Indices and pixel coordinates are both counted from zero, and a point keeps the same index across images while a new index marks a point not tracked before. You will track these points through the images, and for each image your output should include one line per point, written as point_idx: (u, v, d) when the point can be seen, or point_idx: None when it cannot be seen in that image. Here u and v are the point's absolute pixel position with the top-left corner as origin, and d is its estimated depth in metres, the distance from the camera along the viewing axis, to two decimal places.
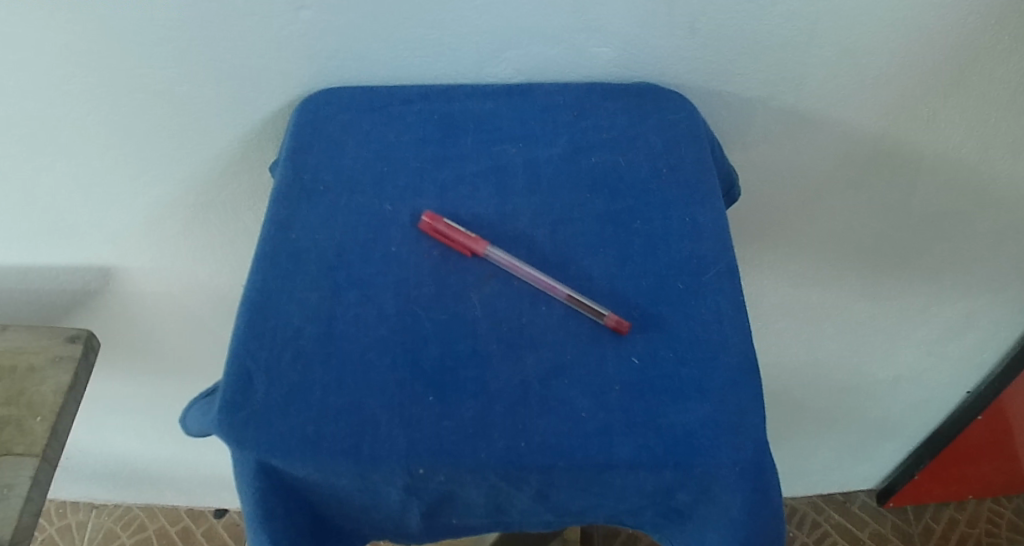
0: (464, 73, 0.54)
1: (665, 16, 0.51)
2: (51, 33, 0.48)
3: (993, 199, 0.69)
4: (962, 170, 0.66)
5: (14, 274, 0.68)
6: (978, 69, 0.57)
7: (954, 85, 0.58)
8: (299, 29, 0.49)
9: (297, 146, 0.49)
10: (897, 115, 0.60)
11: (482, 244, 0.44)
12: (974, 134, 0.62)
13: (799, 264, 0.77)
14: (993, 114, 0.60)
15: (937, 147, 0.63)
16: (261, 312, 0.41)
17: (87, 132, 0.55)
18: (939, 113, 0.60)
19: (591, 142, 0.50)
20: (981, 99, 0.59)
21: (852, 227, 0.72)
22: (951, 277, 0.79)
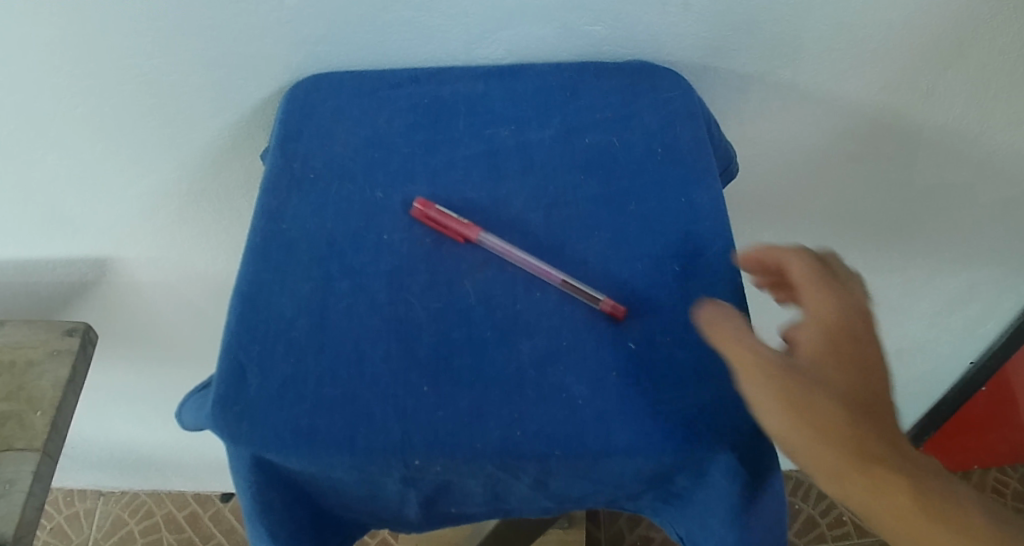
0: (454, 55, 0.53)
1: None
2: (35, 26, 0.47)
3: (995, 169, 0.68)
4: (962, 142, 0.65)
5: (12, 268, 0.68)
6: (978, 40, 0.56)
7: (954, 57, 0.57)
8: (285, 16, 0.49)
9: (287, 134, 0.48)
10: (895, 87, 0.60)
11: (478, 230, 0.44)
12: (974, 106, 0.61)
13: (798, 240, 0.76)
14: (994, 85, 0.59)
15: (936, 119, 0.62)
16: (253, 305, 0.41)
17: (75, 125, 0.55)
18: (941, 84, 0.59)
19: (585, 122, 0.50)
20: (981, 70, 0.58)
21: (852, 200, 0.72)
22: (953, 250, 0.78)
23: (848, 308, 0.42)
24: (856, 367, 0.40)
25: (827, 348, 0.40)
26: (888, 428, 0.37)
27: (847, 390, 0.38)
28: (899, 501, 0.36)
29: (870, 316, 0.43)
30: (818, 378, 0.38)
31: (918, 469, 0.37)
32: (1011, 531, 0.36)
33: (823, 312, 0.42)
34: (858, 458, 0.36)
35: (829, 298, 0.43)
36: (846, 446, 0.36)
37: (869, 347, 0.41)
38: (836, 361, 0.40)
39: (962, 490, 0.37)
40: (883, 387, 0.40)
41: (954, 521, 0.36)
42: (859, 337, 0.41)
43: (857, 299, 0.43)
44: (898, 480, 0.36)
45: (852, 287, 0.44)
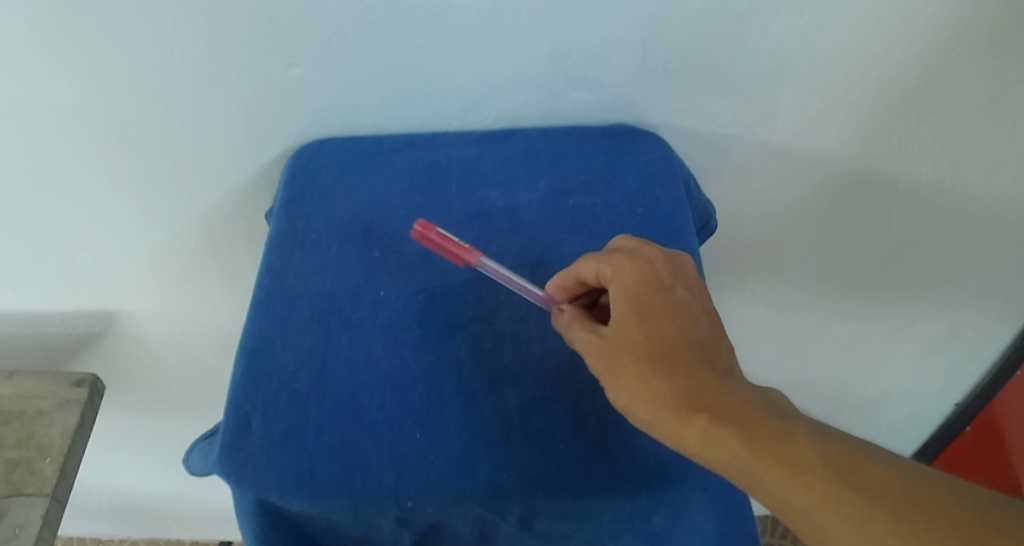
0: (449, 121, 0.57)
1: (635, 59, 0.55)
2: (56, 92, 0.51)
3: (970, 217, 0.71)
4: (937, 193, 0.69)
5: (19, 321, 0.70)
6: (949, 95, 0.60)
7: (927, 111, 0.61)
8: (291, 85, 0.53)
9: (291, 196, 0.52)
10: (869, 143, 0.64)
11: (476, 255, 0.47)
12: (947, 157, 0.65)
13: (780, 289, 0.80)
14: (952, 145, 0.64)
15: (911, 171, 0.66)
16: (257, 358, 0.43)
17: (90, 184, 0.58)
18: (904, 143, 0.64)
19: (570, 184, 0.53)
20: (954, 123, 0.62)
21: (833, 250, 0.75)
22: (931, 296, 0.82)
23: (655, 258, 0.43)
24: (662, 318, 0.41)
25: (627, 305, 0.42)
26: (707, 373, 0.39)
27: (643, 344, 0.40)
28: (729, 451, 0.36)
29: (683, 261, 0.44)
30: (611, 342, 0.41)
31: (748, 412, 0.38)
32: (862, 462, 0.35)
33: (622, 273, 0.42)
34: (678, 412, 0.38)
35: (630, 263, 0.43)
36: (665, 404, 0.38)
37: (687, 296, 0.42)
38: (642, 314, 0.41)
39: (808, 427, 0.37)
40: (709, 333, 0.41)
41: (792, 464, 0.35)
42: (662, 285, 0.42)
43: (654, 261, 0.43)
44: (727, 431, 0.37)
45: (643, 255, 0.43)
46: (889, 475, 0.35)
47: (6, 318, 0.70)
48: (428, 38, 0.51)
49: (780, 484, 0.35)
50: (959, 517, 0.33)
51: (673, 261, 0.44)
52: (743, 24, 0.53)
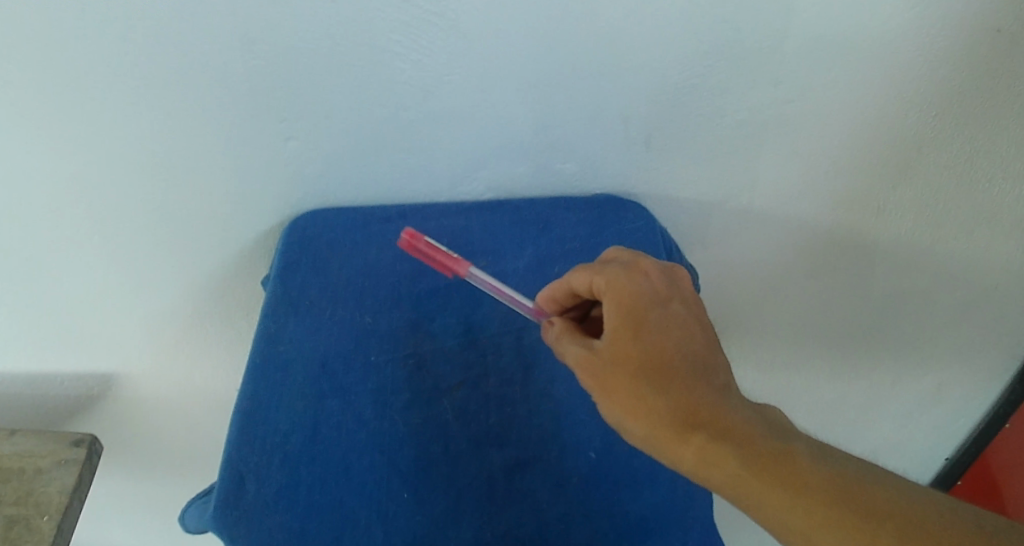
0: (438, 191, 0.62)
1: (609, 127, 0.60)
2: (59, 160, 0.53)
3: (948, 273, 0.79)
4: (919, 251, 0.76)
5: (12, 384, 0.71)
6: (924, 162, 0.67)
7: (903, 177, 0.69)
8: (287, 156, 0.57)
9: (287, 263, 0.55)
10: (846, 208, 0.71)
11: (467, 266, 0.54)
12: (923, 218, 0.73)
13: (758, 343, 0.86)
14: (897, 203, 0.71)
15: (891, 233, 0.74)
16: (252, 419, 0.49)
17: (90, 250, 0.60)
18: (874, 206, 0.71)
19: (554, 253, 0.61)
20: (928, 187, 0.70)
21: (820, 307, 0.83)
22: (924, 348, 0.88)
23: (651, 272, 0.51)
24: (661, 331, 0.48)
25: (629, 317, 0.48)
26: (703, 387, 0.46)
27: (644, 357, 0.47)
28: (727, 463, 0.42)
29: (676, 272, 0.52)
30: (609, 356, 0.47)
31: (738, 430, 0.44)
32: (851, 489, 0.40)
33: (626, 290, 0.49)
34: (675, 429, 0.44)
35: (630, 280, 0.50)
36: (663, 422, 0.45)
37: (677, 310, 0.49)
38: (635, 330, 0.48)
39: (798, 444, 0.43)
40: (704, 347, 0.48)
41: (786, 478, 0.41)
42: (660, 300, 0.49)
43: (644, 281, 0.50)
44: (725, 444, 0.43)
45: (634, 275, 0.50)
46: (877, 490, 0.40)
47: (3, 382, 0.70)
48: (419, 112, 0.56)
49: (773, 500, 0.41)
50: (941, 533, 0.38)
51: (669, 278, 0.51)
52: (709, 99, 0.60)
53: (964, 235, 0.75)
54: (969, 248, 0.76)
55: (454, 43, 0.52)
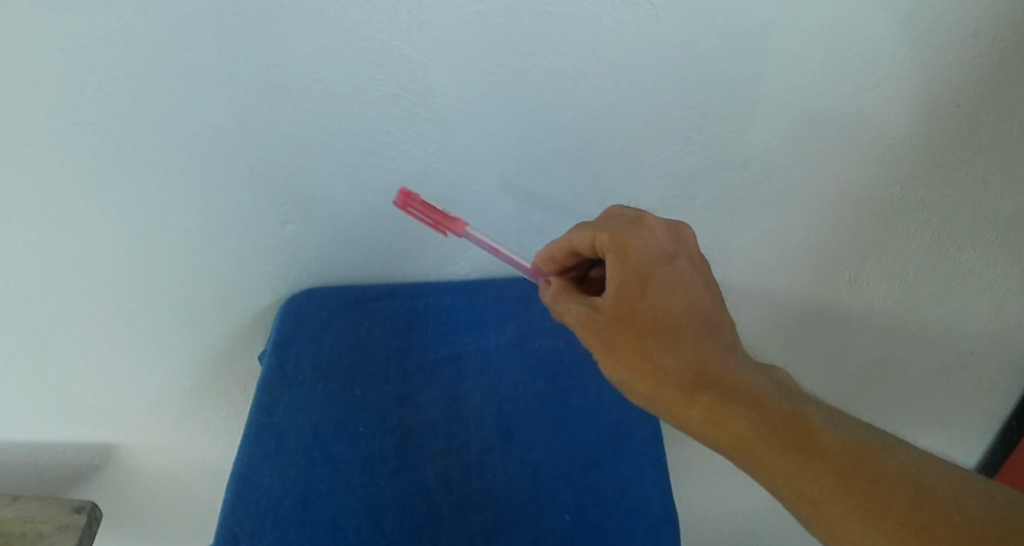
0: (427, 271, 0.68)
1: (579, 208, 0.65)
2: (71, 243, 0.57)
3: (921, 341, 0.85)
4: (893, 318, 0.82)
5: (16, 454, 0.74)
6: (893, 235, 0.73)
7: (874, 248, 0.75)
8: (283, 239, 0.61)
9: (282, 339, 0.58)
10: (819, 281, 0.78)
11: (464, 224, 0.58)
12: (896, 288, 0.79)
13: None
14: (866, 272, 0.77)
15: (864, 303, 0.80)
16: (245, 486, 0.52)
17: (98, 326, 0.64)
18: (847, 275, 0.78)
19: (533, 328, 0.63)
20: (899, 260, 0.76)
21: (802, 376, 0.89)
22: (900, 413, 0.94)
23: (658, 228, 0.54)
24: (668, 289, 0.52)
25: (638, 275, 0.53)
26: (709, 345, 0.51)
27: (654, 316, 0.52)
28: (738, 421, 0.48)
29: (682, 229, 0.56)
30: (616, 314, 0.52)
31: (741, 390, 0.49)
32: (849, 446, 0.46)
33: (638, 248, 0.53)
34: (684, 389, 0.50)
35: (640, 238, 0.53)
36: (672, 381, 0.50)
37: (681, 266, 0.54)
38: (640, 287, 0.52)
39: (806, 406, 0.48)
40: (707, 305, 0.53)
41: (794, 435, 0.46)
42: (668, 257, 0.54)
43: (649, 237, 0.54)
44: (733, 402, 0.48)
45: (639, 230, 0.54)
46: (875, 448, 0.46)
47: (8, 453, 0.73)
48: (407, 198, 0.60)
49: (781, 456, 0.46)
50: (933, 484, 0.44)
51: (673, 233, 0.55)
52: (675, 184, 0.66)
53: (932, 302, 0.80)
54: (938, 315, 0.82)
55: (440, 133, 0.57)
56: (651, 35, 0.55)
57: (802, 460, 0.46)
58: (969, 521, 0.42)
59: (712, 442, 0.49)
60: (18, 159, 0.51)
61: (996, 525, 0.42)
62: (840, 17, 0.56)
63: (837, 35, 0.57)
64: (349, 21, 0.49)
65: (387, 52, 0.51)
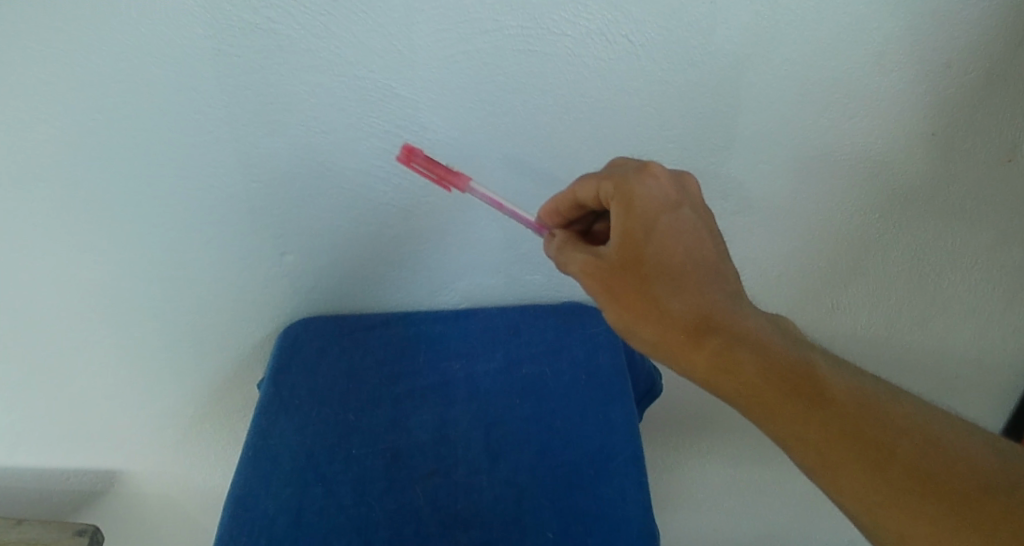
0: (420, 301, 0.70)
1: None
2: (79, 273, 0.60)
3: (905, 365, 0.88)
4: (877, 343, 0.85)
5: (23, 481, 0.76)
6: (871, 263, 0.76)
7: (854, 275, 0.78)
8: (282, 269, 0.64)
9: (279, 366, 0.64)
10: (804, 311, 0.81)
11: (468, 179, 0.58)
12: (879, 314, 0.82)
13: (729, 447, 0.93)
14: (848, 299, 0.80)
15: (848, 328, 0.83)
16: (242, 505, 0.55)
17: (102, 354, 0.67)
18: (829, 303, 0.81)
19: (521, 355, 0.67)
20: (879, 285, 0.79)
21: None
22: None
23: (663, 177, 0.53)
24: (673, 237, 0.52)
25: (642, 224, 0.52)
26: (715, 292, 0.52)
27: (659, 265, 0.52)
28: (745, 368, 0.49)
29: (686, 179, 0.54)
30: (620, 262, 0.52)
31: (749, 337, 0.50)
32: (854, 396, 0.48)
33: (643, 197, 0.52)
34: (689, 336, 0.51)
35: (645, 186, 0.52)
36: (678, 327, 0.51)
37: (686, 215, 0.52)
38: (645, 235, 0.52)
39: (813, 357, 0.50)
40: (714, 254, 0.53)
41: (800, 385, 0.48)
42: (673, 205, 0.52)
43: (654, 185, 0.52)
44: (740, 349, 0.50)
45: (643, 178, 0.52)
46: (877, 401, 0.48)
47: (10, 479, 0.75)
48: (401, 229, 0.63)
49: (787, 404, 0.48)
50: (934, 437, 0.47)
51: (677, 182, 0.53)
52: None
53: (913, 328, 0.83)
54: (921, 339, 0.85)
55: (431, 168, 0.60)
56: (631, 72, 0.58)
57: (812, 408, 0.48)
58: (972, 472, 0.45)
59: (715, 387, 0.51)
60: (28, 193, 0.54)
61: (997, 476, 0.45)
62: (809, 55, 0.59)
63: (809, 71, 0.60)
64: (344, 61, 0.52)
65: (380, 89, 0.55)
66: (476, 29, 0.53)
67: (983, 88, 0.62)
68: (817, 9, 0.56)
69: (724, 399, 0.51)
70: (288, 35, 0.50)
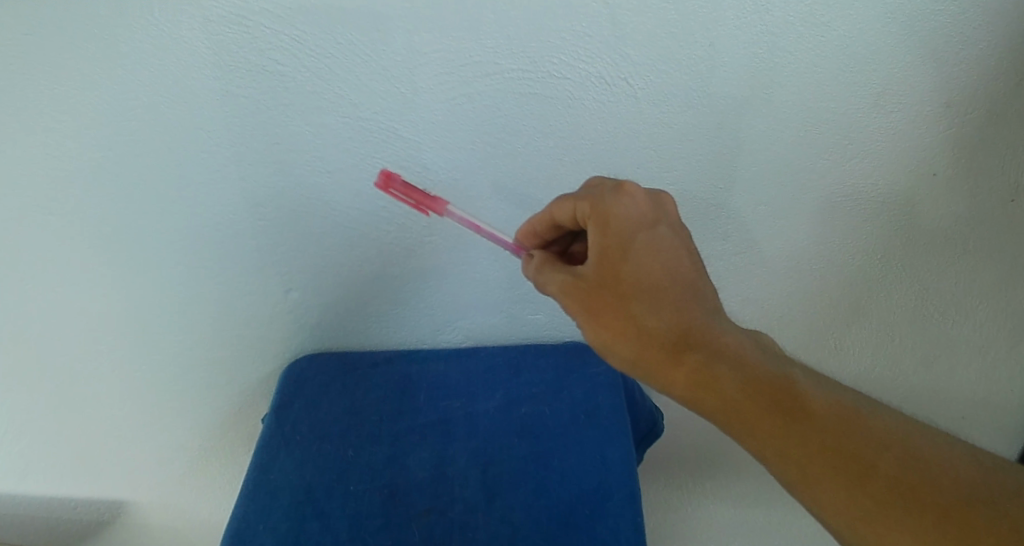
0: (423, 339, 0.71)
1: None
2: (90, 308, 0.62)
3: (912, 406, 0.87)
4: (881, 384, 0.85)
5: (31, 511, 0.77)
6: (872, 303, 0.77)
7: (856, 315, 0.78)
8: (287, 307, 0.66)
9: (282, 403, 0.66)
10: (808, 351, 0.82)
11: (445, 203, 0.58)
12: (882, 354, 0.82)
13: (733, 487, 0.93)
14: (851, 340, 0.81)
15: (852, 369, 0.83)
16: (240, 539, 0.56)
17: (110, 386, 0.68)
18: (832, 343, 0.81)
19: (521, 395, 0.68)
20: (882, 325, 0.79)
21: None
22: None
23: (639, 196, 0.54)
24: (649, 254, 0.53)
25: (618, 242, 0.53)
26: (693, 308, 0.52)
27: (636, 281, 0.52)
28: (724, 384, 0.50)
29: (663, 197, 0.55)
30: (596, 279, 0.54)
31: (727, 351, 0.51)
32: (836, 410, 0.48)
33: (619, 215, 0.53)
34: (668, 351, 0.51)
35: (620, 204, 0.53)
36: (656, 343, 0.51)
37: (662, 232, 0.54)
38: (621, 253, 0.53)
39: (794, 370, 0.50)
40: (692, 271, 0.53)
41: (779, 400, 0.49)
42: (649, 223, 0.54)
43: (629, 203, 0.54)
44: (719, 364, 0.50)
45: (618, 197, 0.54)
46: (860, 417, 0.48)
47: (18, 508, 0.76)
48: (403, 267, 0.65)
49: (768, 421, 0.48)
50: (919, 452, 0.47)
51: (652, 199, 0.55)
52: None
53: (920, 369, 0.83)
54: (927, 379, 0.85)
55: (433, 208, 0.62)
56: (631, 114, 0.60)
57: (791, 423, 0.48)
58: (956, 484, 0.45)
59: (694, 403, 0.51)
60: (41, 228, 0.56)
61: (982, 489, 0.45)
62: (805, 98, 0.60)
63: (804, 113, 0.61)
64: (349, 103, 0.54)
65: (383, 130, 0.56)
66: (478, 73, 0.55)
67: (980, 129, 0.63)
68: (812, 54, 0.58)
69: (703, 417, 0.51)
70: (294, 77, 0.52)
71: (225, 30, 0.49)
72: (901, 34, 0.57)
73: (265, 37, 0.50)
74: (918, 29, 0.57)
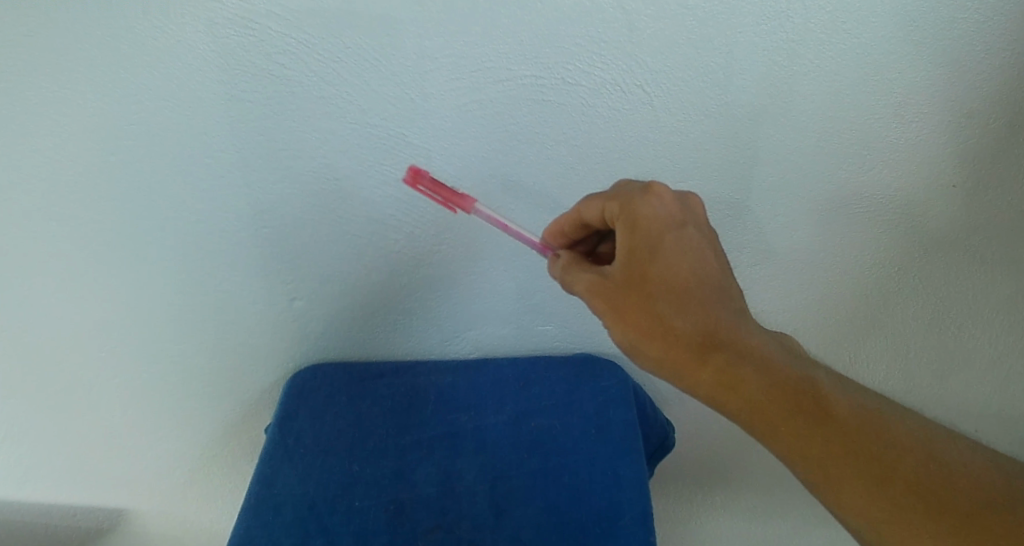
0: (431, 349, 0.70)
1: None
2: (91, 314, 0.61)
3: None
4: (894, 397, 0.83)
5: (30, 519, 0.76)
6: (889, 314, 0.75)
7: (872, 327, 0.76)
8: (292, 315, 0.64)
9: (286, 414, 0.64)
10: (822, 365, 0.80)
11: (473, 202, 0.57)
12: (897, 368, 0.80)
13: (742, 501, 0.91)
14: (866, 352, 0.79)
15: (866, 382, 0.82)
16: None
17: (110, 393, 0.67)
18: (847, 356, 0.79)
19: (530, 409, 0.66)
20: (898, 337, 0.77)
21: None
22: None
23: (669, 196, 0.52)
24: (677, 254, 0.51)
25: (647, 242, 0.51)
26: (721, 310, 0.50)
27: (663, 282, 0.50)
28: (750, 387, 0.48)
29: (692, 199, 0.53)
30: (623, 280, 0.52)
31: (754, 354, 0.49)
32: (860, 415, 0.48)
33: (648, 215, 0.51)
34: (694, 353, 0.49)
35: (650, 204, 0.51)
36: (682, 344, 0.50)
37: (692, 233, 0.52)
38: (649, 253, 0.51)
39: (820, 375, 0.50)
40: (720, 271, 0.52)
41: (805, 404, 0.48)
42: (678, 224, 0.52)
43: (659, 204, 0.52)
44: (746, 367, 0.49)
45: (647, 197, 0.52)
46: (881, 421, 0.48)
47: (16, 518, 0.75)
48: (412, 276, 0.63)
49: (792, 425, 0.48)
50: (938, 457, 0.47)
51: (681, 199, 0.53)
52: None
53: (933, 382, 0.82)
54: (940, 393, 0.83)
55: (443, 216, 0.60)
56: (647, 122, 0.58)
57: (816, 427, 0.47)
58: (975, 489, 0.46)
59: (718, 405, 0.50)
60: (42, 232, 0.55)
61: (998, 493, 0.46)
62: (825, 108, 0.59)
63: (824, 123, 0.60)
64: (358, 109, 0.53)
65: (392, 137, 0.55)
66: (489, 78, 0.53)
67: (1006, 140, 0.61)
68: (834, 62, 0.56)
69: (728, 418, 0.50)
70: (301, 81, 0.51)
71: (230, 32, 0.48)
72: (928, 43, 0.56)
73: (272, 39, 0.49)
74: (944, 38, 0.56)
